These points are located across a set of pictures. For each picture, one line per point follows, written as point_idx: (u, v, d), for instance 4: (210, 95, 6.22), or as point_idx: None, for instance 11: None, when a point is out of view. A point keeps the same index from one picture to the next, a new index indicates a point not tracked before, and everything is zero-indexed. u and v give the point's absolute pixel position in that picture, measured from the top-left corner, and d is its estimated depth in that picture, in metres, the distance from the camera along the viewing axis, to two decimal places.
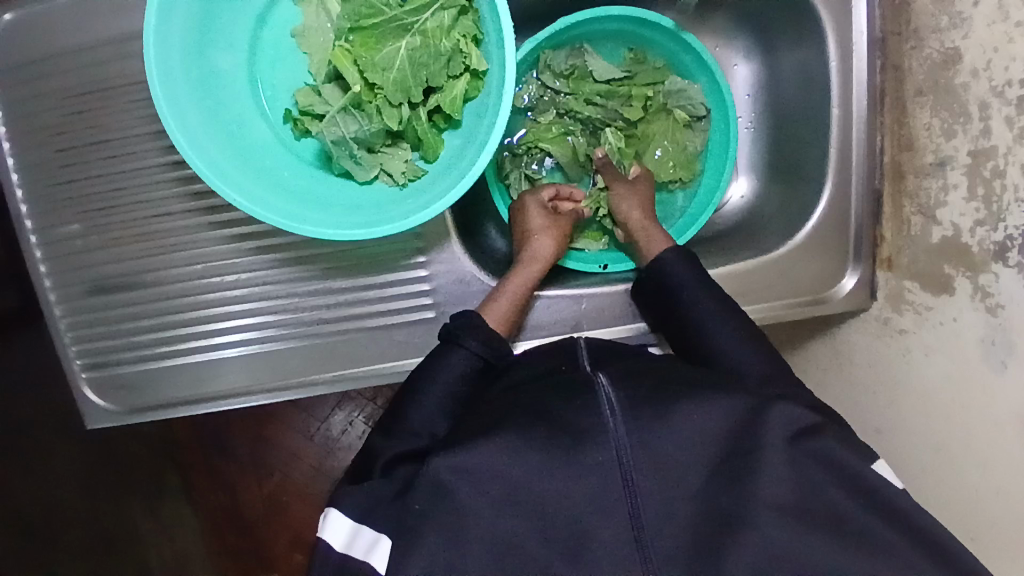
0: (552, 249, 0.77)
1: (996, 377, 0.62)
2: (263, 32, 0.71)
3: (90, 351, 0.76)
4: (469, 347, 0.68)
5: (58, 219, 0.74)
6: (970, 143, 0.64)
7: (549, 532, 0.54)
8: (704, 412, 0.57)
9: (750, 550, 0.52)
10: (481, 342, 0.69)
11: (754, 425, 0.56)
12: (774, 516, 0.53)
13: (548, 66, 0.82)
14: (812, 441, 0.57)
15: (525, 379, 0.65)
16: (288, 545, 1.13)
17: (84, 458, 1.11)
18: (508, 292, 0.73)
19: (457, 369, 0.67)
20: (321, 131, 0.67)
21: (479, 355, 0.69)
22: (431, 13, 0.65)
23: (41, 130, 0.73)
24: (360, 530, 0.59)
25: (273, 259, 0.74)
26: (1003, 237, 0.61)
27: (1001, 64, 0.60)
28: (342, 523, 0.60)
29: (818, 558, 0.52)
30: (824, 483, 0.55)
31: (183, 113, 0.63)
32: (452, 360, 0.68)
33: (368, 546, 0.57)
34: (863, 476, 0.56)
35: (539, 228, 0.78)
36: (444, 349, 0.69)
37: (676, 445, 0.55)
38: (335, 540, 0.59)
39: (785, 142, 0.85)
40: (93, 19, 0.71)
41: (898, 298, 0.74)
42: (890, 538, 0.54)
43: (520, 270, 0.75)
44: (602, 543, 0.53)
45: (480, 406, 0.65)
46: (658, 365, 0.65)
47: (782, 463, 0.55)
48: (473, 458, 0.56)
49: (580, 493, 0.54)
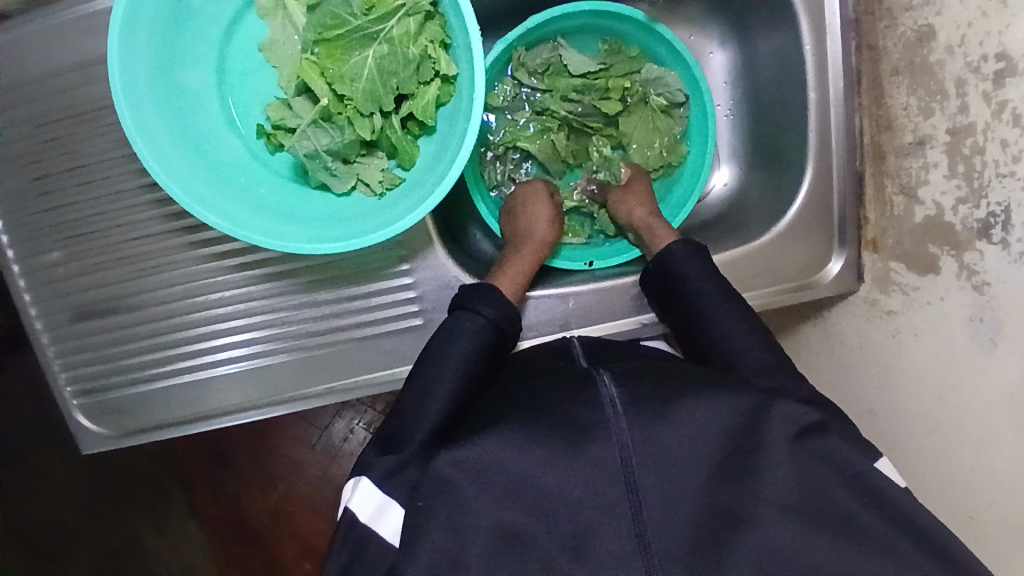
0: (550, 233, 0.78)
1: (985, 354, 0.61)
2: (230, 48, 0.70)
3: (81, 377, 0.76)
4: (484, 312, 0.67)
5: (40, 247, 0.74)
6: (948, 120, 0.63)
7: (553, 528, 0.54)
8: (706, 411, 0.57)
9: (750, 549, 0.52)
10: (494, 308, 0.67)
11: (757, 422, 0.57)
12: (776, 514, 0.53)
13: (522, 64, 0.82)
14: (814, 440, 0.56)
15: (529, 375, 0.66)
16: (296, 554, 1.14)
17: (88, 480, 1.12)
18: (516, 266, 0.74)
19: (470, 334, 0.66)
20: (292, 145, 0.67)
21: (493, 322, 0.67)
22: (396, 21, 0.65)
23: (16, 160, 0.73)
24: (390, 506, 0.58)
25: (257, 275, 0.74)
26: (986, 214, 0.60)
27: (975, 39, 0.59)
28: (372, 496, 0.59)
29: (822, 558, 0.51)
30: (827, 481, 0.55)
31: (154, 137, 0.62)
32: (465, 325, 0.66)
33: (394, 529, 0.57)
34: (867, 475, 0.56)
35: (539, 213, 0.79)
36: (457, 314, 0.67)
37: (679, 442, 0.56)
38: (361, 509, 0.59)
39: (766, 128, 0.84)
40: (59, 46, 0.70)
41: (885, 280, 0.74)
42: (896, 542, 0.53)
43: (527, 250, 0.76)
44: (602, 540, 0.53)
45: (476, 409, 0.64)
46: (663, 362, 0.65)
47: (785, 462, 0.55)
48: (476, 452, 0.56)
49: (579, 487, 0.55)
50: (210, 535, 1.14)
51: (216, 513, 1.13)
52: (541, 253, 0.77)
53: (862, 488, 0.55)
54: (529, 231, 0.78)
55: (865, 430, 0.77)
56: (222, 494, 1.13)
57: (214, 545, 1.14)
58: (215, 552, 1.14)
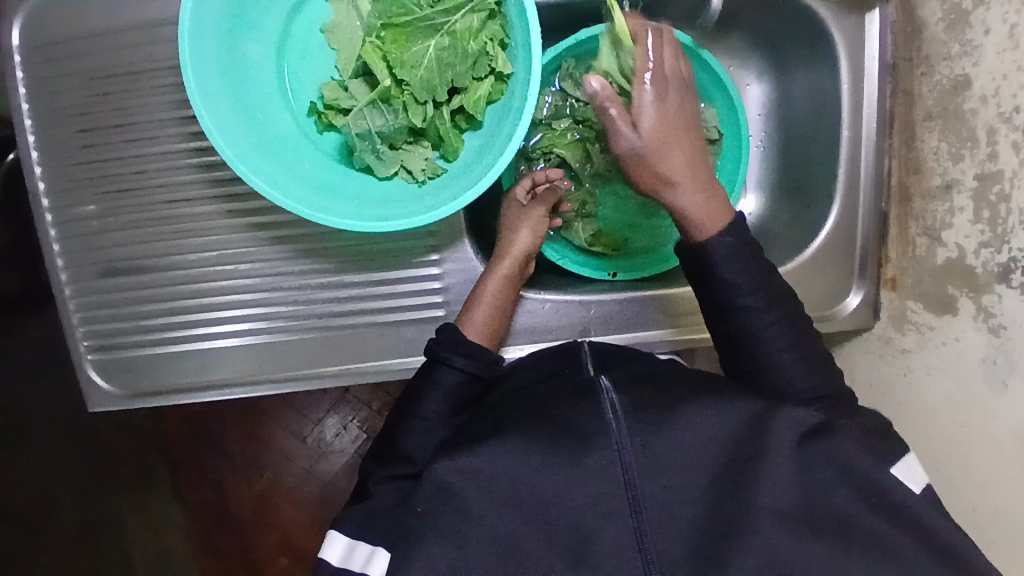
0: (525, 243, 0.77)
1: (996, 395, 0.63)
2: (292, 27, 0.72)
3: (98, 333, 0.75)
4: (456, 364, 0.68)
5: (76, 199, 0.74)
6: (976, 166, 0.66)
7: (552, 533, 0.54)
8: (707, 418, 0.57)
9: (750, 556, 0.51)
10: (466, 358, 0.68)
11: (760, 429, 0.56)
12: (777, 521, 0.53)
13: (570, 74, 0.84)
14: (818, 443, 0.56)
15: (526, 385, 0.66)
16: (275, 548, 1.12)
17: (74, 450, 1.10)
18: (486, 299, 0.73)
19: (443, 389, 0.67)
20: (347, 124, 0.69)
21: (464, 371, 0.68)
22: (461, 15, 0.67)
23: (65, 109, 0.74)
24: (358, 544, 0.58)
25: (288, 250, 0.74)
26: (1007, 259, 0.62)
27: (1009, 90, 0.62)
28: (339, 541, 0.60)
29: (822, 563, 0.51)
30: (832, 486, 0.55)
31: (212, 100, 0.63)
32: (439, 379, 0.68)
33: (365, 559, 0.57)
34: (870, 475, 0.55)
35: (515, 223, 0.79)
36: (430, 369, 0.69)
37: (679, 449, 0.55)
38: (334, 557, 0.59)
39: (795, 163, 0.87)
40: (125, 4, 0.72)
41: (901, 318, 0.76)
42: (898, 544, 0.53)
43: (494, 274, 0.74)
44: (603, 542, 0.53)
45: (478, 416, 0.64)
46: (667, 371, 0.64)
47: (790, 468, 0.55)
48: (477, 459, 0.57)
49: (583, 494, 0.54)
50: (190, 519, 1.11)
51: (199, 497, 1.11)
52: (523, 266, 0.77)
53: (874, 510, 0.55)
54: (508, 245, 0.77)
55: None
56: (207, 478, 1.11)
57: (192, 530, 1.12)
58: (195, 538, 1.12)
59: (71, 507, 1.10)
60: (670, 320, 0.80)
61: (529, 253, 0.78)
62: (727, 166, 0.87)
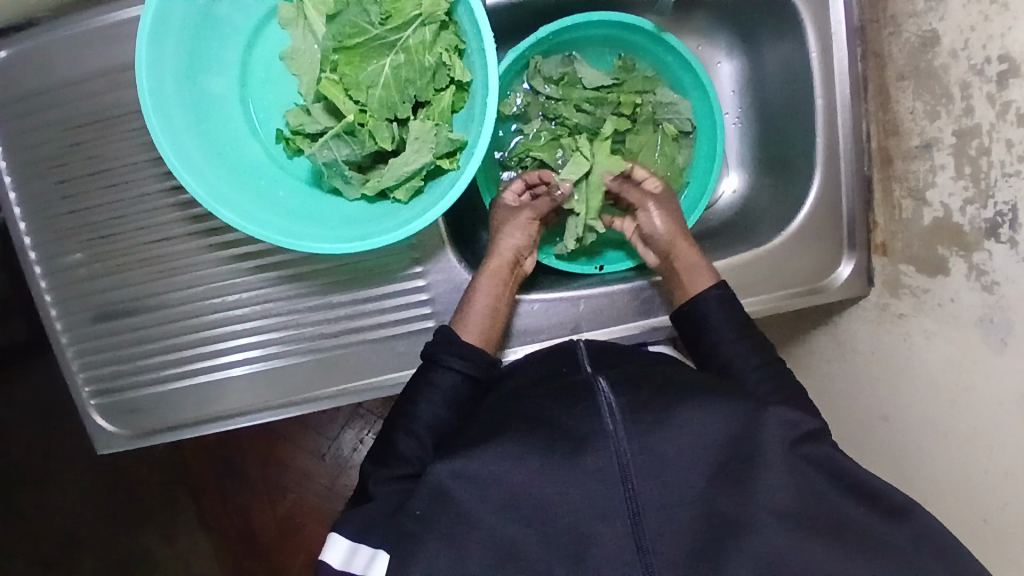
0: (512, 243, 0.77)
1: (995, 353, 0.61)
2: (252, 57, 0.73)
3: (98, 377, 0.77)
4: (454, 366, 0.67)
5: (62, 249, 0.76)
6: (954, 123, 0.64)
7: (551, 536, 0.54)
8: (707, 418, 0.56)
9: (748, 556, 0.52)
10: (465, 360, 0.68)
11: (753, 427, 0.56)
12: (776, 519, 0.53)
13: (539, 71, 0.84)
14: (810, 447, 0.57)
15: (523, 386, 0.64)
16: (302, 567, 1.13)
17: (98, 489, 1.12)
18: (483, 303, 0.72)
19: (440, 390, 0.66)
20: (313, 153, 0.68)
21: (463, 373, 0.68)
22: (412, 30, 0.66)
23: (41, 163, 0.75)
24: (359, 547, 0.58)
25: (272, 277, 0.75)
26: (994, 214, 0.61)
27: (978, 42, 0.61)
28: (339, 543, 0.59)
29: (820, 562, 0.51)
30: (824, 487, 0.55)
31: (176, 137, 0.64)
32: (436, 380, 0.67)
33: (366, 562, 0.57)
34: (858, 478, 0.56)
35: (502, 222, 0.78)
36: (427, 370, 0.68)
37: (676, 451, 0.55)
38: (334, 559, 0.58)
39: (775, 137, 0.87)
40: (85, 53, 0.73)
41: (895, 283, 0.75)
42: (892, 540, 0.53)
43: (488, 277, 0.74)
44: (602, 546, 0.53)
45: (475, 418, 0.63)
46: (663, 367, 0.63)
47: (783, 469, 0.55)
48: (475, 463, 0.55)
49: (580, 496, 0.54)
50: (216, 546, 1.13)
51: (223, 525, 1.13)
52: (515, 265, 0.77)
53: (859, 494, 0.56)
54: (498, 246, 0.76)
55: (875, 437, 0.77)
56: (229, 506, 1.12)
57: (219, 557, 1.13)
58: (222, 564, 1.13)
59: (102, 545, 1.13)
60: (663, 307, 0.79)
61: (519, 253, 0.77)
62: (704, 145, 0.87)
